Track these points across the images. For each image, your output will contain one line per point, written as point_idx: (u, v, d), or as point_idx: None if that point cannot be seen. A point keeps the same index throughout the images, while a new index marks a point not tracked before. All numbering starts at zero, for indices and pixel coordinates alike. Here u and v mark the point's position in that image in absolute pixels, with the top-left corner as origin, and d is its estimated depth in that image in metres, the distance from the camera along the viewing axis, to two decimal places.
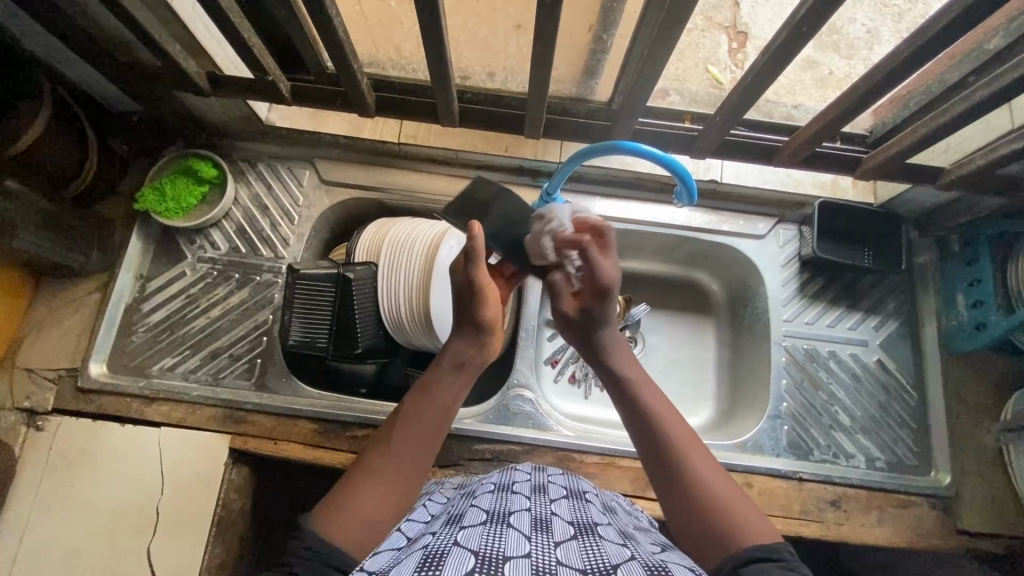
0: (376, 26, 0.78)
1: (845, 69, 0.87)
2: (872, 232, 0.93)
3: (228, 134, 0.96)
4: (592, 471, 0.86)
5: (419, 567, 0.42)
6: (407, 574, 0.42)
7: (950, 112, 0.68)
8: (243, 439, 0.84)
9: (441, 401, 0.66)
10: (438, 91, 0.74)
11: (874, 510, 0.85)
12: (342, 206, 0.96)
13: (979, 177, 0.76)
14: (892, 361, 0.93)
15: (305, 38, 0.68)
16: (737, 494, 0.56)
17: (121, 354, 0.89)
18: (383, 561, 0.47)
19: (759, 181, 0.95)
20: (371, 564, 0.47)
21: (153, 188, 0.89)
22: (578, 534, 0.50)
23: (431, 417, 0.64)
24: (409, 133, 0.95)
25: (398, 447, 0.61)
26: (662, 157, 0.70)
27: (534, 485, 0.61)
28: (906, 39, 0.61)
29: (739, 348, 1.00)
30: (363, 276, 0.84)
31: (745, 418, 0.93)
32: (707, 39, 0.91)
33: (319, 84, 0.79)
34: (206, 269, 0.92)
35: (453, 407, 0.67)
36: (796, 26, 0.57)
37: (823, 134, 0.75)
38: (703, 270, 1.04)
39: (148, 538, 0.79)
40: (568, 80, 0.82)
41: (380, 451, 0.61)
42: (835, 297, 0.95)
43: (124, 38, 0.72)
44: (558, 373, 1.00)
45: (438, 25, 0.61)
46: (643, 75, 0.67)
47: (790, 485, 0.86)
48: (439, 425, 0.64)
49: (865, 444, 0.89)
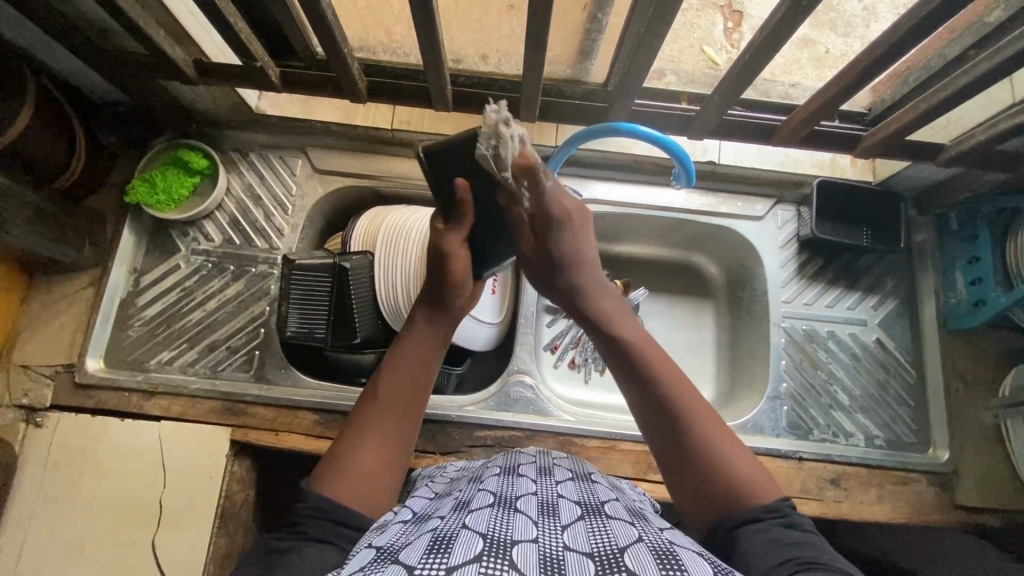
0: (365, 8, 0.75)
1: (842, 47, 0.85)
2: (871, 210, 0.93)
3: (218, 124, 0.94)
4: (593, 455, 0.86)
5: (428, 550, 0.42)
6: (416, 554, 0.42)
7: (952, 87, 0.67)
8: (244, 431, 0.84)
9: (422, 353, 0.63)
10: (431, 75, 0.72)
11: (873, 488, 0.86)
12: (336, 194, 0.95)
13: (981, 152, 0.75)
14: (891, 340, 0.93)
15: (294, 22, 0.67)
16: (735, 444, 0.55)
17: (118, 349, 0.88)
18: (389, 538, 0.47)
19: (758, 161, 0.94)
20: (378, 540, 0.47)
21: (143, 179, 0.87)
22: (585, 515, 0.50)
23: (416, 371, 0.62)
24: (402, 119, 0.93)
25: (385, 406, 0.59)
26: (659, 139, 0.70)
27: (539, 467, 0.61)
28: (907, 13, 0.60)
29: (739, 330, 1.00)
30: (359, 266, 0.83)
31: (744, 399, 0.94)
32: (702, 18, 0.89)
33: (310, 70, 0.77)
34: (201, 262, 0.91)
35: (436, 355, 0.64)
36: (795, 1, 0.56)
37: (822, 111, 0.74)
38: (702, 253, 1.04)
39: (153, 530, 0.79)
40: (563, 62, 0.80)
41: (367, 412, 0.59)
42: (834, 277, 0.95)
43: (107, 25, 0.71)
44: (558, 359, 0.99)
45: (429, 6, 0.59)
46: (640, 55, 0.66)
47: (791, 464, 0.86)
48: (424, 378, 0.62)
49: (864, 422, 0.90)
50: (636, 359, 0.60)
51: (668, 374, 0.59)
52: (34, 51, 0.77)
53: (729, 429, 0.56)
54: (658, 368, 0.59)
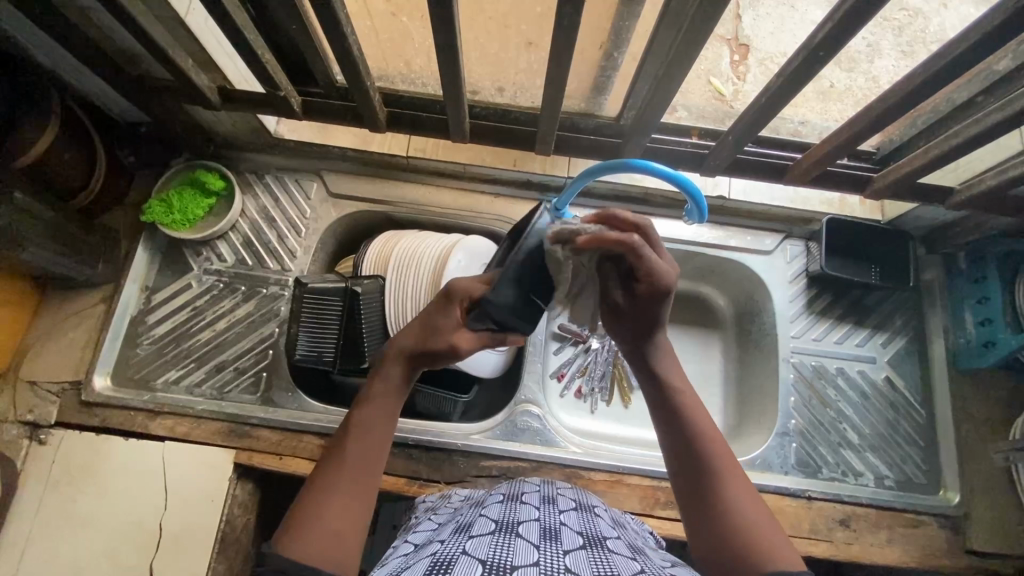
0: (386, 40, 0.77)
1: (846, 81, 0.88)
2: (880, 249, 0.93)
3: (234, 146, 0.95)
4: (600, 488, 0.85)
5: None
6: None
7: (963, 134, 0.68)
8: (248, 454, 0.84)
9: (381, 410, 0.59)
10: (449, 108, 0.74)
11: (883, 530, 0.85)
12: (350, 218, 0.96)
13: (992, 198, 0.76)
14: (900, 378, 0.93)
15: (318, 53, 0.68)
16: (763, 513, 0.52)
17: (126, 367, 0.88)
18: (389, 568, 0.47)
19: (768, 198, 0.95)
20: (379, 571, 0.47)
21: (160, 200, 0.88)
22: (587, 544, 0.50)
23: (374, 430, 0.58)
24: (417, 147, 0.95)
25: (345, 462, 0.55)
26: (673, 175, 0.69)
27: (543, 496, 0.60)
28: (919, 65, 0.61)
29: (748, 363, 1.00)
30: (370, 290, 0.84)
31: (752, 434, 0.93)
32: (710, 51, 0.92)
33: (330, 99, 0.79)
34: (212, 281, 0.92)
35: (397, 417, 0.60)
36: (813, 50, 0.57)
37: (834, 154, 0.75)
38: (710, 285, 1.04)
39: (151, 555, 0.78)
40: (577, 96, 0.82)
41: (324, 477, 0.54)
42: (842, 314, 0.95)
43: (136, 52, 0.72)
44: (565, 388, 0.99)
45: (451, 43, 0.60)
46: (657, 95, 0.67)
47: (799, 503, 0.85)
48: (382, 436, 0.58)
49: (873, 462, 0.89)
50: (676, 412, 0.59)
51: (703, 428, 0.57)
52: (61, 74, 0.79)
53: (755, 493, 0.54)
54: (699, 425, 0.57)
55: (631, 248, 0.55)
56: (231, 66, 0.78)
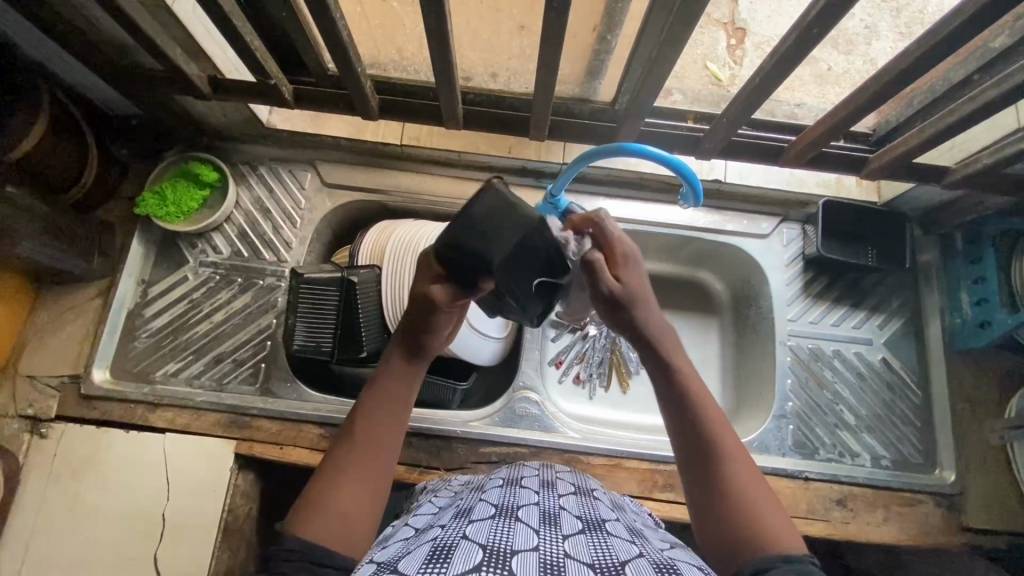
0: (378, 26, 0.76)
1: (843, 64, 0.87)
2: (877, 231, 0.93)
3: (227, 137, 0.95)
4: (599, 473, 0.86)
5: (427, 560, 0.42)
6: (415, 566, 0.42)
7: (957, 113, 0.68)
8: (249, 444, 0.84)
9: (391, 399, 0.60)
10: (442, 94, 0.73)
11: (880, 509, 0.86)
12: (346, 208, 0.96)
13: (987, 176, 0.76)
14: (896, 360, 0.93)
15: (309, 41, 0.68)
16: (771, 501, 0.52)
17: (124, 360, 0.88)
18: (390, 553, 0.47)
19: (762, 180, 0.94)
20: (379, 556, 0.47)
21: (154, 192, 0.88)
22: (586, 528, 0.50)
23: (389, 420, 0.59)
24: (412, 136, 0.95)
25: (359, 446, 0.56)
26: (668, 159, 0.70)
27: (541, 481, 0.60)
28: (913, 42, 0.61)
29: (746, 347, 1.00)
30: (367, 280, 0.83)
31: (750, 418, 0.94)
32: (705, 35, 0.91)
33: (322, 87, 0.78)
34: (209, 274, 0.92)
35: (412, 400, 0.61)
36: (807, 28, 0.57)
37: (829, 135, 0.74)
38: (707, 270, 1.04)
39: (155, 545, 0.79)
40: (572, 81, 0.81)
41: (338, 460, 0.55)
42: (839, 296, 0.95)
43: (125, 42, 0.72)
44: (563, 374, 0.99)
45: (442, 27, 0.60)
46: (650, 79, 0.67)
47: (796, 484, 0.86)
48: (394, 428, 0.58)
49: (869, 442, 0.90)
50: (683, 397, 0.58)
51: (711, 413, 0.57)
52: (51, 66, 0.79)
53: (763, 480, 0.54)
54: (706, 407, 0.58)
55: (598, 222, 0.63)
56: (220, 55, 0.77)
